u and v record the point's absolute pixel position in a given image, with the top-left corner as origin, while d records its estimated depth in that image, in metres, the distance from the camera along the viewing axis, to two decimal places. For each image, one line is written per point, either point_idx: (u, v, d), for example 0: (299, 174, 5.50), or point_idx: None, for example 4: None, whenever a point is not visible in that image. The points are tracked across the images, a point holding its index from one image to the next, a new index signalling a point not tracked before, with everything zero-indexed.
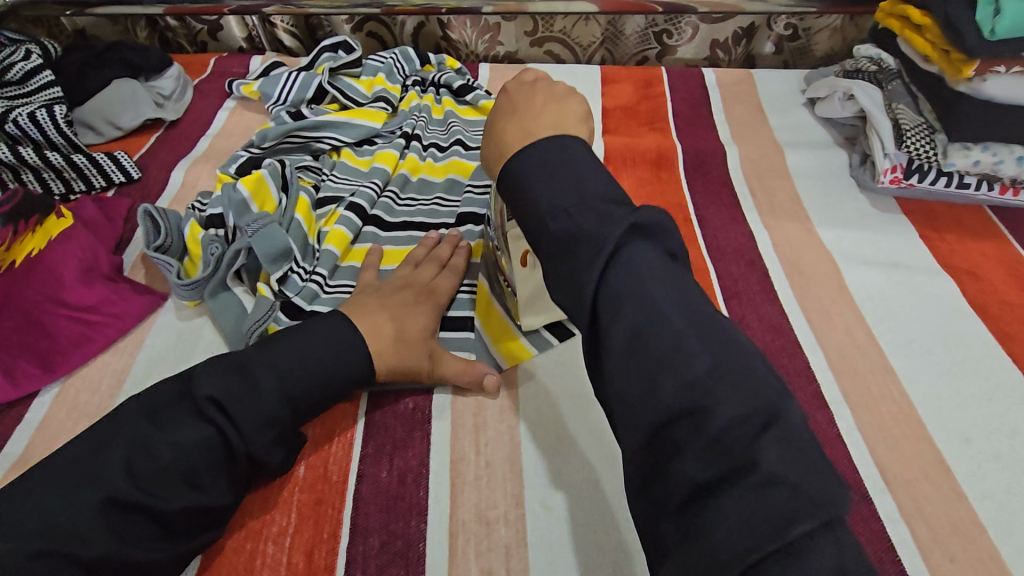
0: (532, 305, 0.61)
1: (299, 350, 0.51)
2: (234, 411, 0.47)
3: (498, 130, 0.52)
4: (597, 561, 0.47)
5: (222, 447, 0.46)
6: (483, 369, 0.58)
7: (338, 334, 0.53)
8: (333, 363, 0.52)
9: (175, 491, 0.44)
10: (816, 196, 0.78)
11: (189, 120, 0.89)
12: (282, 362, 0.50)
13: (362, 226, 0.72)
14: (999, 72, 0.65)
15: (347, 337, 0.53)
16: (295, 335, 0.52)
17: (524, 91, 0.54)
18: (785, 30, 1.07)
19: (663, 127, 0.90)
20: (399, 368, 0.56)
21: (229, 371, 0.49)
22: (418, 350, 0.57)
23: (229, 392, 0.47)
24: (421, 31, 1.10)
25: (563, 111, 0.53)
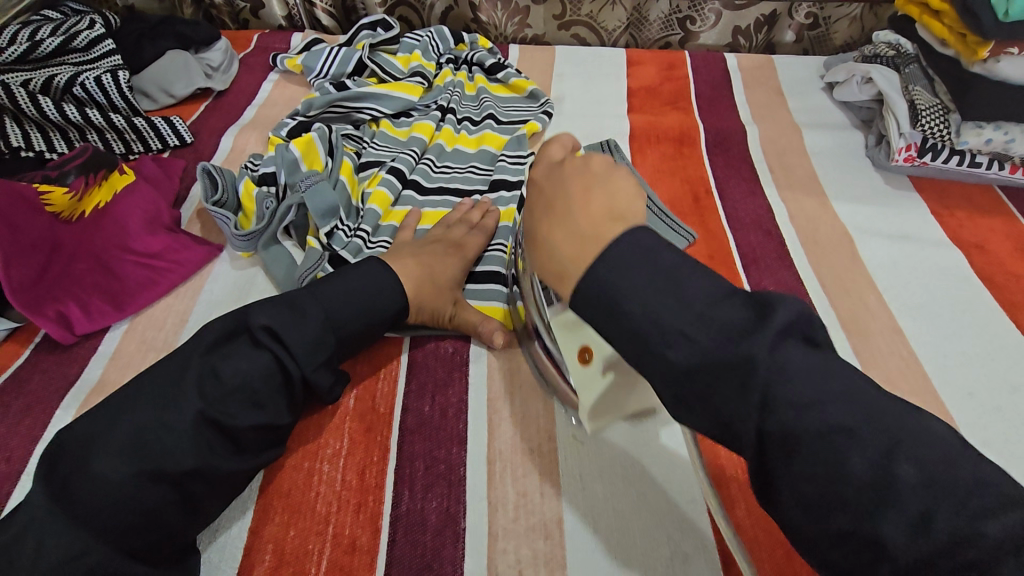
0: (603, 411, 0.53)
1: (344, 290, 0.56)
2: (292, 341, 0.51)
3: (548, 242, 0.44)
4: (625, 488, 0.52)
5: (281, 373, 0.51)
6: (495, 324, 0.61)
7: (377, 278, 0.58)
8: (378, 305, 0.57)
9: (246, 413, 0.49)
10: (831, 173, 0.82)
11: (235, 91, 0.94)
12: (334, 300, 0.55)
13: (402, 189, 0.76)
14: (1012, 53, 0.69)
15: (385, 280, 0.58)
16: (351, 278, 0.57)
17: (557, 177, 0.47)
18: (806, 19, 1.10)
19: (686, 107, 0.94)
20: (427, 309, 0.60)
21: (285, 306, 0.53)
22: (443, 296, 0.61)
23: (286, 324, 0.52)
24: (450, 13, 1.15)
25: (615, 190, 0.44)
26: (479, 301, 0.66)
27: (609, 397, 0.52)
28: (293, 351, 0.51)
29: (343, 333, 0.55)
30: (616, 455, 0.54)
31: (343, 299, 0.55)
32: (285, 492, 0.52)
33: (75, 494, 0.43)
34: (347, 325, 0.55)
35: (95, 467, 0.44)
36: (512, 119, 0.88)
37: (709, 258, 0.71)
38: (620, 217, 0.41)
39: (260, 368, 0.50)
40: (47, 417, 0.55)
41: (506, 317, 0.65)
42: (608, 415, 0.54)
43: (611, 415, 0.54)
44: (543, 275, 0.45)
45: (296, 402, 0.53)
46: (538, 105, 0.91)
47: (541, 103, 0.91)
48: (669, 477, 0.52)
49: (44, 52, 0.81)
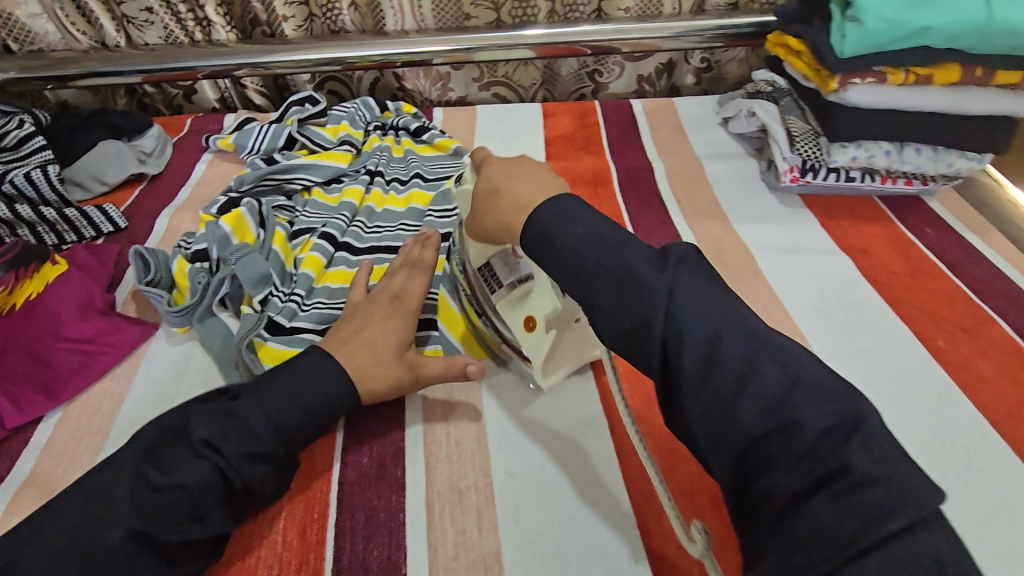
0: (550, 366, 0.63)
1: (290, 389, 0.55)
2: (227, 450, 0.50)
3: (512, 194, 0.54)
4: (557, 513, 0.54)
5: (223, 483, 0.50)
6: (463, 360, 0.62)
7: (324, 371, 0.57)
8: (329, 397, 0.56)
9: (182, 528, 0.48)
10: (732, 198, 0.90)
11: (169, 173, 0.98)
12: (275, 403, 0.54)
13: (334, 252, 0.80)
14: (857, 83, 0.75)
15: (332, 372, 0.57)
16: (309, 374, 0.56)
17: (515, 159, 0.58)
18: (701, 64, 1.24)
19: (598, 150, 1.02)
20: (380, 390, 0.60)
21: (216, 413, 0.53)
22: (395, 369, 0.60)
23: (227, 438, 0.51)
24: (378, 84, 1.23)
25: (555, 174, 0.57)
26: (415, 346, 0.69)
27: (554, 351, 0.63)
28: (231, 456, 0.50)
29: (293, 434, 0.54)
30: (549, 480, 0.57)
31: (293, 394, 0.55)
32: (223, 560, 0.52)
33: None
34: (292, 423, 0.54)
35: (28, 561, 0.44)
36: (437, 176, 0.94)
37: None
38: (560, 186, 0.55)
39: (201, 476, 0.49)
40: None
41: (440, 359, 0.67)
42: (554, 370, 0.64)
43: (558, 369, 0.64)
44: (493, 219, 0.56)
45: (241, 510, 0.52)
46: (461, 161, 0.97)
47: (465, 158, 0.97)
48: (599, 498, 0.55)
49: None
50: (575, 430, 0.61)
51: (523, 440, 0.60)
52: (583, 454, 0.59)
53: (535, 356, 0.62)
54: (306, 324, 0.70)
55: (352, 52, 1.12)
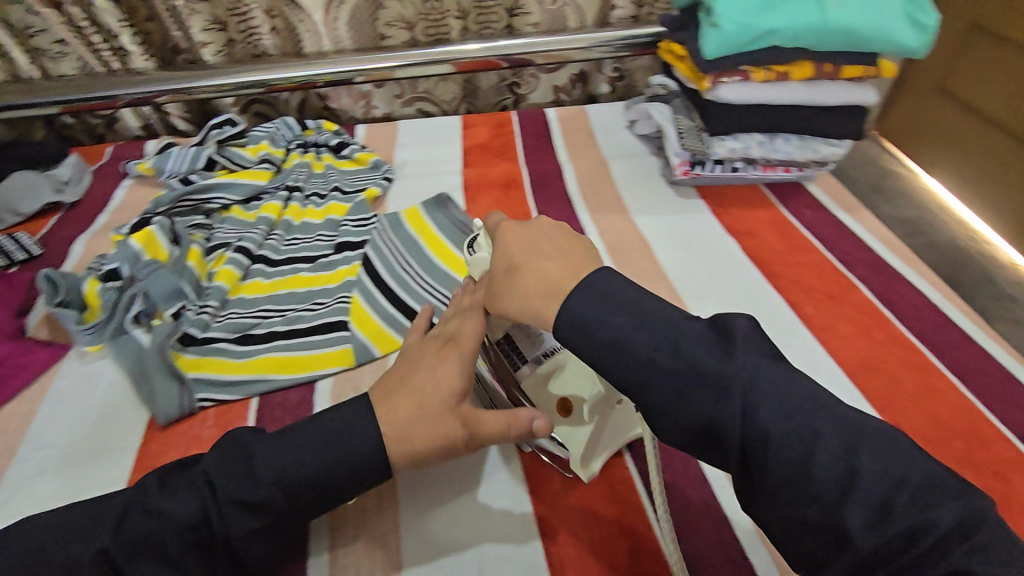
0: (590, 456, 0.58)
1: (310, 442, 0.49)
2: (223, 487, 0.47)
3: (536, 270, 0.49)
4: (453, 487, 0.58)
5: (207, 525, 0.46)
6: (529, 415, 0.48)
7: (352, 421, 0.50)
8: (353, 453, 0.49)
9: (155, 566, 0.45)
10: (634, 193, 0.97)
11: (87, 200, 0.99)
12: (288, 453, 0.48)
13: (250, 265, 0.82)
14: (726, 81, 0.84)
15: (360, 424, 0.50)
16: (307, 426, 0.51)
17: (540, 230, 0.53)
18: (612, 73, 1.32)
19: (512, 157, 1.07)
20: (425, 451, 0.50)
21: (230, 451, 0.49)
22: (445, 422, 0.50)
23: (238, 484, 0.47)
24: (306, 103, 1.25)
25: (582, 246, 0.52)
26: (324, 347, 0.71)
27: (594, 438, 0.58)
28: (223, 503, 0.46)
29: (305, 490, 0.48)
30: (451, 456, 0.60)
31: (311, 447, 0.49)
32: None
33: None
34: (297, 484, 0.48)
35: None
36: (355, 188, 0.98)
37: None
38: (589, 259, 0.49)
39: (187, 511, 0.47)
40: None
41: (347, 357, 0.70)
42: (594, 458, 0.58)
43: (596, 457, 0.58)
44: (517, 296, 0.49)
45: (214, 563, 0.47)
46: (379, 173, 1.02)
47: (382, 171, 1.02)
48: (493, 470, 0.60)
49: None
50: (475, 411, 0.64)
51: None
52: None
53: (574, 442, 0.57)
54: (219, 333, 0.72)
55: (272, 75, 1.15)
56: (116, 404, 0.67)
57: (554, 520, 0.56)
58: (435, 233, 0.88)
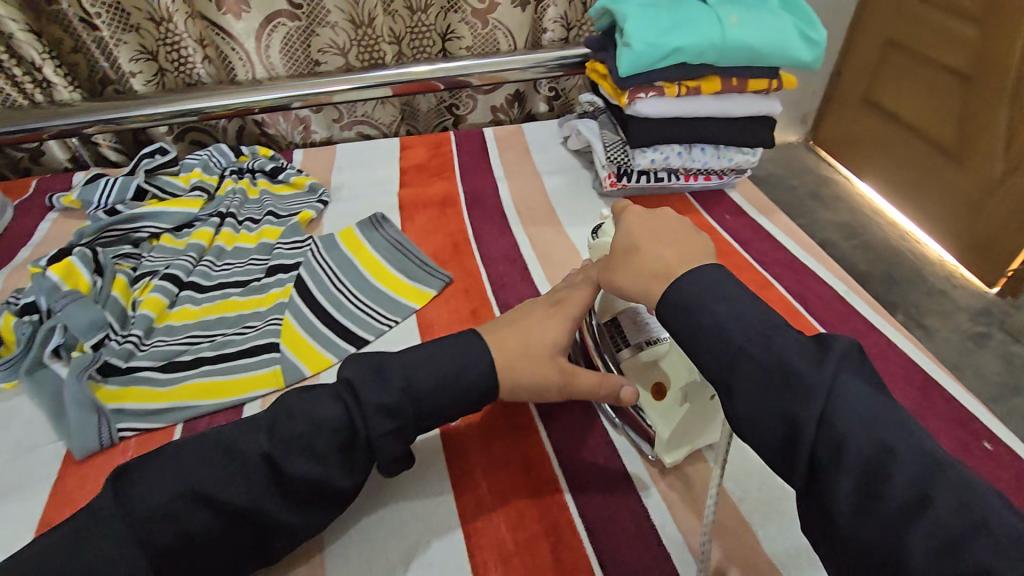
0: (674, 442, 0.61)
1: (435, 370, 0.57)
2: (363, 393, 0.54)
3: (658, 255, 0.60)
4: (379, 500, 0.59)
5: (347, 430, 0.54)
6: (617, 380, 0.60)
7: (465, 347, 0.59)
8: (467, 376, 0.58)
9: (302, 466, 0.52)
10: (566, 206, 1.00)
11: (9, 235, 0.96)
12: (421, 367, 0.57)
13: (179, 292, 0.81)
14: (642, 97, 0.87)
15: (471, 349, 0.59)
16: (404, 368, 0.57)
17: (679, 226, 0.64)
18: (548, 92, 1.37)
19: (449, 175, 1.10)
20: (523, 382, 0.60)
21: (368, 364, 0.57)
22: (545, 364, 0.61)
23: (370, 385, 0.55)
24: (242, 131, 1.26)
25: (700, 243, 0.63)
26: (252, 368, 0.71)
27: (685, 425, 0.61)
28: (365, 408, 0.54)
29: (426, 405, 0.56)
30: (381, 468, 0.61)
31: (438, 372, 0.57)
32: None
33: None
34: (426, 399, 0.56)
35: None
36: (290, 212, 0.98)
37: (463, 293, 0.83)
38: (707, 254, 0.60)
39: (317, 417, 0.53)
40: None
41: (276, 379, 0.70)
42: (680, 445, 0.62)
43: (683, 444, 0.62)
44: (633, 273, 0.60)
45: (356, 457, 0.55)
46: (315, 196, 1.02)
47: (318, 193, 1.02)
48: (419, 479, 0.61)
49: None
50: None
51: None
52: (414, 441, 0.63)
53: (663, 426, 0.61)
54: (143, 362, 0.70)
55: (205, 103, 1.14)
56: (32, 440, 0.65)
57: (478, 523, 0.57)
58: (375, 254, 0.89)
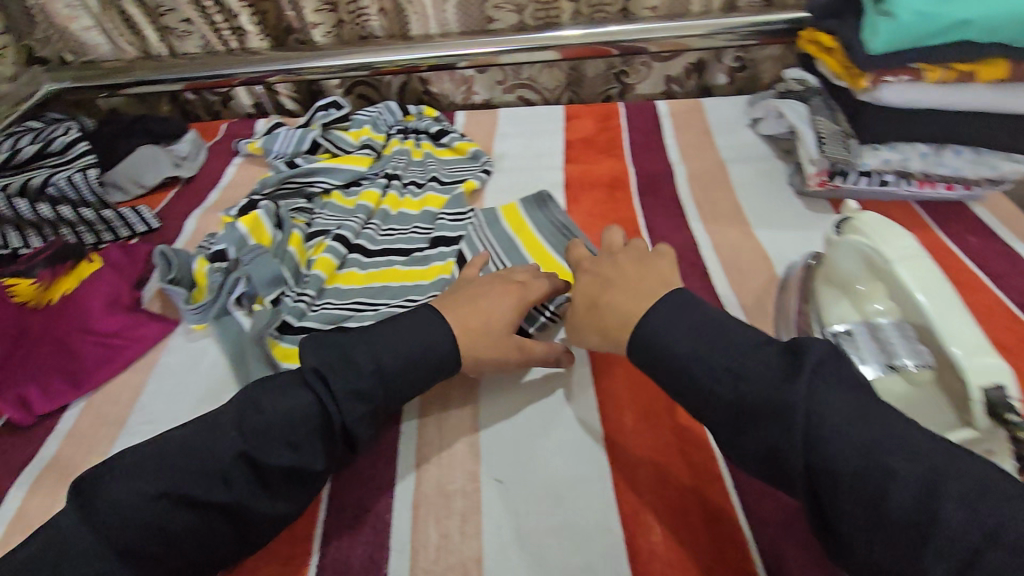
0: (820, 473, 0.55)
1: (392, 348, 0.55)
2: (332, 382, 0.52)
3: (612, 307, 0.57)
4: (542, 521, 0.53)
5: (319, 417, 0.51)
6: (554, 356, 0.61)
7: (426, 327, 0.57)
8: (426, 361, 0.56)
9: (281, 454, 0.49)
10: (755, 202, 0.86)
11: (202, 176, 1.03)
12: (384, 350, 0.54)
13: (347, 254, 0.82)
14: (890, 81, 0.71)
15: (434, 330, 0.57)
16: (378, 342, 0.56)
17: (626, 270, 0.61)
18: (733, 63, 1.20)
19: (619, 153, 0.99)
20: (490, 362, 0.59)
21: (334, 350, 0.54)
22: (502, 344, 0.59)
23: (335, 369, 0.53)
24: (405, 88, 1.25)
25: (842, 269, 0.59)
26: None
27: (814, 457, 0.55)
28: (337, 392, 0.51)
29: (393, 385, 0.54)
30: (536, 485, 0.56)
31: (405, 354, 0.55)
32: None
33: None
34: (398, 378, 0.54)
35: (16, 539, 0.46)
36: (454, 179, 0.95)
37: None
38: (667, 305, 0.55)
39: (288, 404, 0.51)
40: (4, 495, 0.59)
41: None
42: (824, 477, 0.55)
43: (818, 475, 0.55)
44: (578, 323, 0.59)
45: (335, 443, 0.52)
46: (478, 163, 0.98)
47: (481, 161, 0.98)
48: (586, 506, 0.54)
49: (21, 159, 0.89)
50: (568, 440, 0.59)
51: (514, 447, 0.59)
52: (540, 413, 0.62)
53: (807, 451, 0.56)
54: (314, 323, 0.71)
55: (377, 58, 1.14)
56: (213, 387, 0.68)
57: None
58: (550, 251, 0.80)
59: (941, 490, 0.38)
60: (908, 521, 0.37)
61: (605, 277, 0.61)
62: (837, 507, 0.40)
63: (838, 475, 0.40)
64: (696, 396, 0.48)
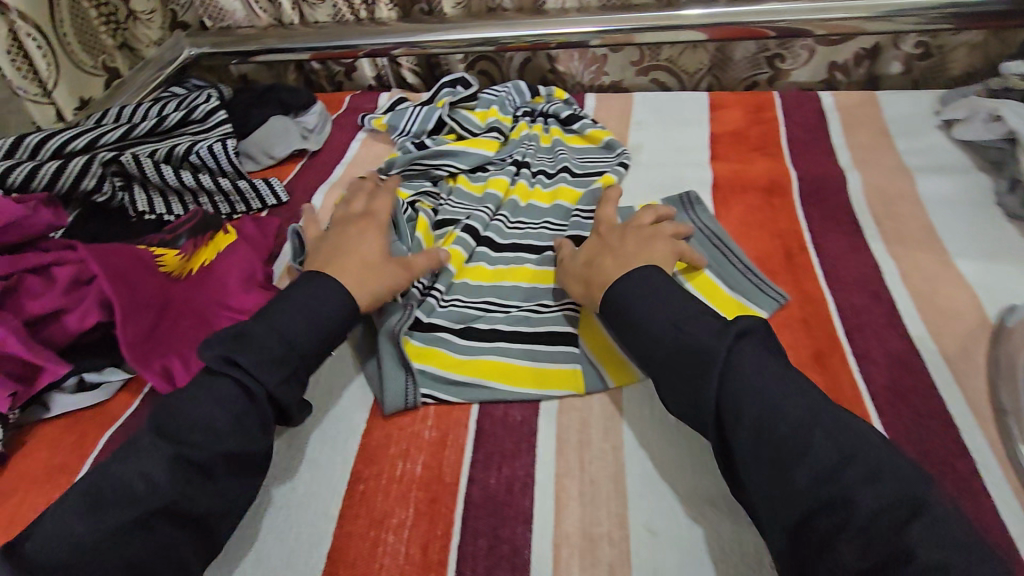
0: None
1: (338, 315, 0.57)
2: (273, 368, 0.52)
3: (602, 269, 0.63)
4: None
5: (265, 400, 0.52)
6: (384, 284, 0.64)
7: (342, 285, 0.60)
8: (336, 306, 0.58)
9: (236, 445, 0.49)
10: (952, 224, 0.72)
11: (327, 150, 1.01)
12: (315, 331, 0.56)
13: (475, 247, 0.77)
14: None
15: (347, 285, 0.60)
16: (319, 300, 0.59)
17: (631, 239, 0.66)
18: (916, 49, 1.02)
19: (775, 152, 0.87)
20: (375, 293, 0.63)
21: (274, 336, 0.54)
22: (389, 273, 0.64)
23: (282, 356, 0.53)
24: (529, 64, 1.17)
25: (648, 253, 0.64)
26: (548, 361, 0.64)
27: None
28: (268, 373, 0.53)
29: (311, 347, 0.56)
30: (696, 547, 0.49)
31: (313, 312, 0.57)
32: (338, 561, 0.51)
33: (137, 549, 0.44)
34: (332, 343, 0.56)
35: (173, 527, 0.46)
36: (587, 171, 0.88)
37: (803, 324, 0.64)
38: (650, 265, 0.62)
39: (223, 394, 0.51)
40: None
41: (576, 382, 0.62)
42: None
43: None
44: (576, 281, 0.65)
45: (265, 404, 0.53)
46: (614, 156, 0.90)
47: (617, 153, 0.90)
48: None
49: (168, 125, 0.91)
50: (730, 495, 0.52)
51: (667, 494, 0.53)
52: (672, 445, 0.56)
53: None
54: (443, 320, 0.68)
55: (507, 32, 1.06)
56: (343, 378, 0.66)
57: None
58: (714, 280, 0.70)
59: (819, 430, 0.43)
60: (786, 446, 0.43)
61: (599, 244, 0.67)
62: (735, 432, 0.46)
63: (762, 422, 0.45)
64: (637, 339, 0.55)
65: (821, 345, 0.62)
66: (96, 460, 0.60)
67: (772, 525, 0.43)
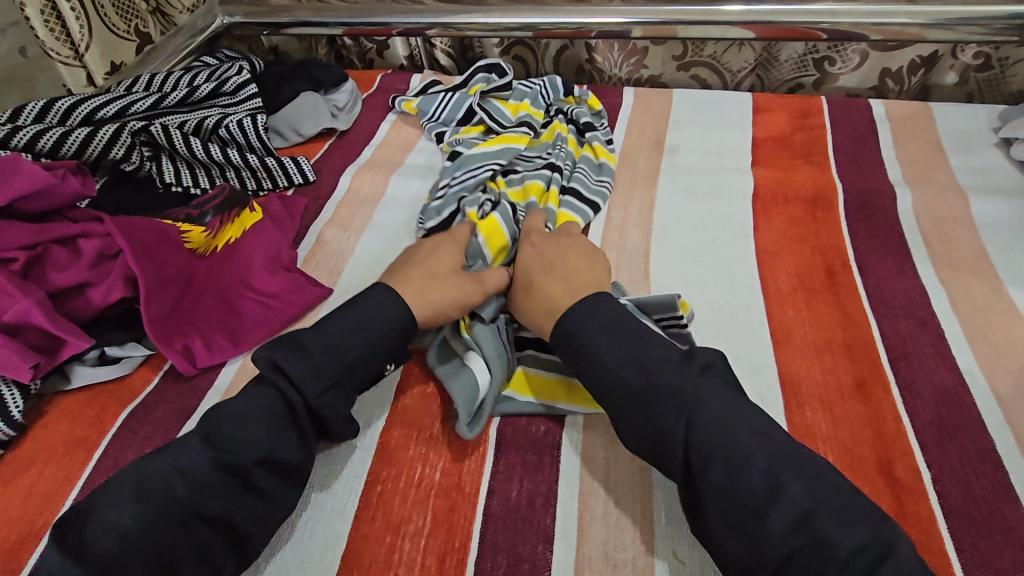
0: None
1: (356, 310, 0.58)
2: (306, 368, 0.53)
3: (548, 294, 0.60)
4: None
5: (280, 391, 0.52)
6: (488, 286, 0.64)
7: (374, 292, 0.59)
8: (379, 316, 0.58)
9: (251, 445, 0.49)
10: (1008, 251, 0.69)
11: (356, 130, 0.99)
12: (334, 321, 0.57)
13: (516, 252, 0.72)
14: None
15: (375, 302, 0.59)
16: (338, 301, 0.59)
17: (564, 257, 0.64)
18: (975, 59, 0.97)
19: (820, 161, 0.84)
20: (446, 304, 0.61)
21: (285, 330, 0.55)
22: (456, 283, 0.63)
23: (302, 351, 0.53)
24: (565, 52, 1.13)
25: (591, 270, 0.62)
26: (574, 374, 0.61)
27: None
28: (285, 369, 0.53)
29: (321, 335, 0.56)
30: None
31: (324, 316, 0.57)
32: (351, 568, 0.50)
33: None
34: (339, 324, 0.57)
35: (200, 520, 0.47)
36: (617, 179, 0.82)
37: (845, 350, 0.62)
38: (598, 285, 0.60)
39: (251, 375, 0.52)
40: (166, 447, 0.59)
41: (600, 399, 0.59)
42: None
43: None
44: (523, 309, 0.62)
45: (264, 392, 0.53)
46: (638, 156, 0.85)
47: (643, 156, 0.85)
48: None
49: (199, 96, 0.90)
50: None
51: None
52: None
53: None
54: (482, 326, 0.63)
55: (547, 18, 1.03)
56: None
57: None
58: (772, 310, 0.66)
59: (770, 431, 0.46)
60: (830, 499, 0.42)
61: (536, 260, 0.65)
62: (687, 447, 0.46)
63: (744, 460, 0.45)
64: (588, 369, 0.54)
65: (862, 369, 0.60)
66: (115, 439, 0.60)
67: (722, 515, 0.44)
